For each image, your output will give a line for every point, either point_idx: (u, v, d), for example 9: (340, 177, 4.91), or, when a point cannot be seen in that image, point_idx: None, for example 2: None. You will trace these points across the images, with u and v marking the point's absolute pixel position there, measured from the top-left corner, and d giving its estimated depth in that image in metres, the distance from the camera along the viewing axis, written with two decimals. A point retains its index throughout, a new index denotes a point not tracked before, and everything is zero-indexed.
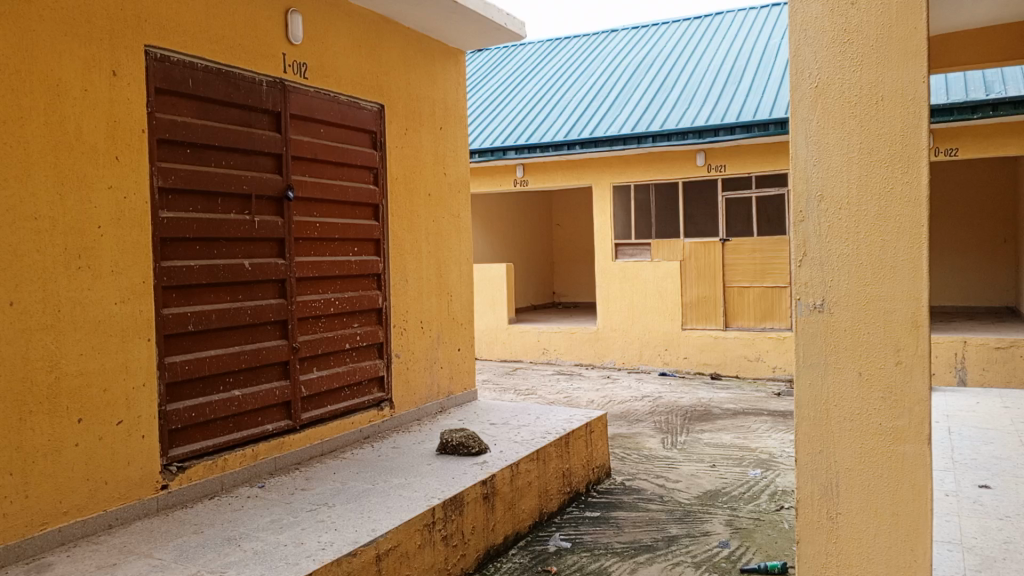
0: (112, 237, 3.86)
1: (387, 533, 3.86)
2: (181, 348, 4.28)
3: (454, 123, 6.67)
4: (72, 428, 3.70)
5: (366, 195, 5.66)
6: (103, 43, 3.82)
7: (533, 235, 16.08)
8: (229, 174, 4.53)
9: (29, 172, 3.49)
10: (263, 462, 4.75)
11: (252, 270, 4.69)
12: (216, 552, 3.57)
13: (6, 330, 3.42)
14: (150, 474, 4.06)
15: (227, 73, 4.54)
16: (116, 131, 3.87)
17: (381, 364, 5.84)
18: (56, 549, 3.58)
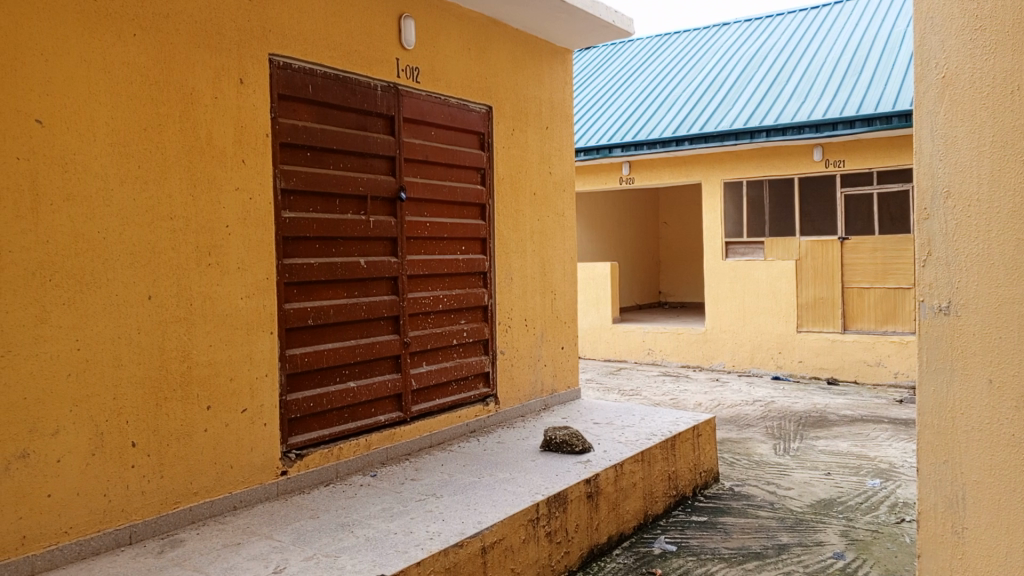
0: (239, 235, 4.11)
1: (492, 527, 3.93)
2: (301, 341, 4.51)
3: (560, 122, 6.70)
4: (202, 415, 3.96)
5: (473, 194, 5.77)
6: (232, 53, 4.07)
7: (640, 234, 15.89)
8: (346, 175, 4.74)
9: (166, 176, 3.77)
10: (375, 452, 4.93)
11: (367, 268, 4.88)
12: (331, 536, 3.75)
13: (145, 322, 3.70)
14: (271, 459, 4.30)
15: (344, 79, 4.74)
16: (243, 136, 4.12)
17: (486, 360, 5.94)
18: (187, 526, 3.85)
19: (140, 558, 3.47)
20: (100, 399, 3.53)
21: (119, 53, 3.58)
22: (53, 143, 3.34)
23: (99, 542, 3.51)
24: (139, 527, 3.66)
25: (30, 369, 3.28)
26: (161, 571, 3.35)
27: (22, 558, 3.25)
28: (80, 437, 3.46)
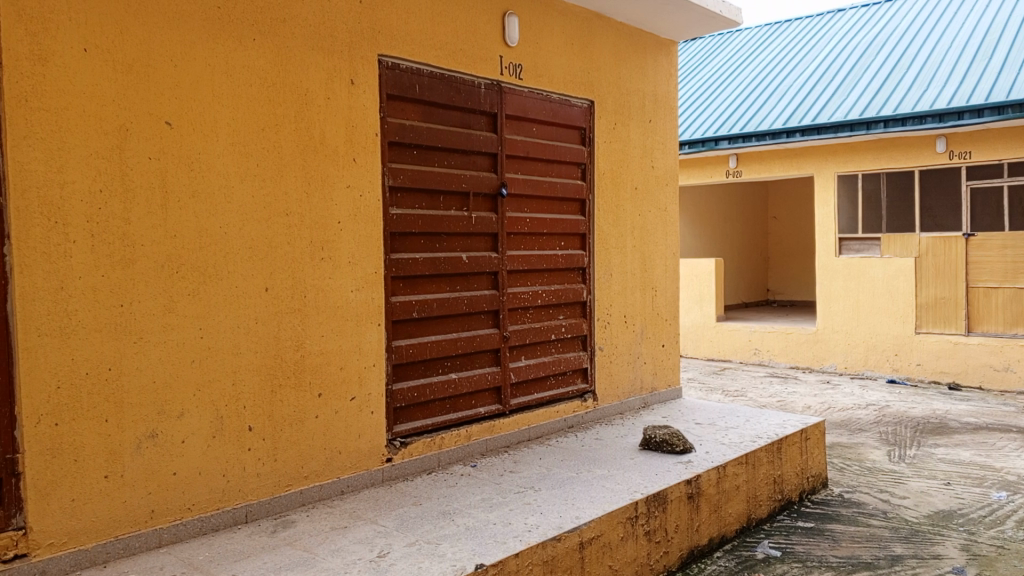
0: (349, 230, 4.28)
1: (590, 522, 3.93)
2: (406, 333, 4.65)
3: (664, 115, 6.60)
4: (313, 402, 4.15)
5: (574, 190, 5.77)
6: (344, 55, 4.23)
7: (746, 229, 15.43)
8: (450, 172, 4.84)
9: (281, 174, 3.96)
10: (475, 443, 5.02)
11: (469, 263, 4.97)
12: (432, 524, 3.85)
13: (262, 312, 3.91)
14: (376, 447, 4.46)
15: (450, 78, 4.84)
16: (353, 134, 4.28)
17: (585, 355, 5.94)
18: (298, 508, 4.05)
19: (255, 536, 3.68)
20: (221, 384, 3.76)
21: (239, 57, 3.78)
22: (180, 143, 3.57)
23: (218, 518, 3.74)
24: (254, 506, 3.88)
25: (159, 355, 3.53)
26: (274, 549, 3.54)
27: (151, 530, 3.51)
28: (203, 420, 3.70)
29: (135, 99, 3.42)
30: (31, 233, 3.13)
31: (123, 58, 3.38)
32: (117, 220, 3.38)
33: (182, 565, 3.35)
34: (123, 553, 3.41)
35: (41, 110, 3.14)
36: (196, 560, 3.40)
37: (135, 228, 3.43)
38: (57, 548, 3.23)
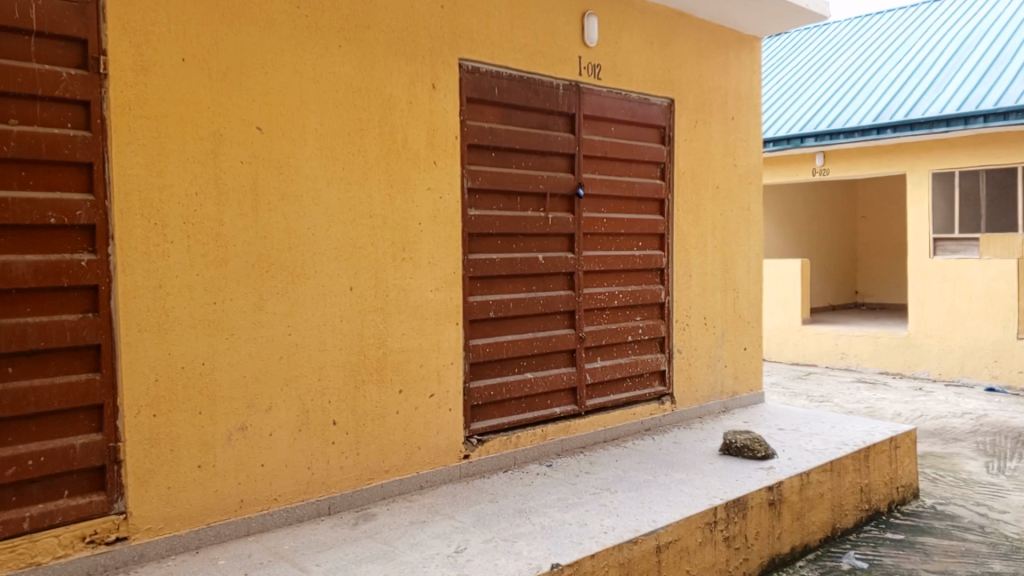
0: (429, 231, 4.36)
1: (668, 526, 3.89)
2: (483, 333, 4.70)
3: (747, 113, 6.45)
4: (394, 398, 4.25)
5: (652, 189, 5.71)
6: (426, 59, 4.32)
7: (834, 229, 14.91)
8: (528, 173, 4.87)
9: (365, 176, 4.07)
10: (551, 443, 5.04)
11: (545, 263, 4.98)
12: (509, 522, 3.89)
13: (346, 311, 4.03)
14: (455, 444, 4.53)
15: (528, 80, 4.87)
16: (434, 137, 4.37)
17: (663, 357, 5.87)
18: (379, 502, 4.16)
19: (337, 528, 3.80)
20: (307, 380, 3.89)
21: (326, 64, 3.91)
22: (270, 148, 3.72)
23: (303, 509, 3.88)
24: (337, 499, 4.00)
25: (249, 351, 3.69)
26: (355, 541, 3.64)
27: (239, 519, 3.67)
28: (290, 413, 3.84)
29: (228, 106, 3.58)
30: (133, 234, 3.32)
31: (218, 66, 3.54)
32: (211, 222, 3.54)
33: (268, 553, 3.49)
34: (214, 540, 3.58)
35: (143, 118, 3.33)
36: (282, 549, 3.53)
37: (227, 229, 3.60)
38: (155, 533, 3.42)
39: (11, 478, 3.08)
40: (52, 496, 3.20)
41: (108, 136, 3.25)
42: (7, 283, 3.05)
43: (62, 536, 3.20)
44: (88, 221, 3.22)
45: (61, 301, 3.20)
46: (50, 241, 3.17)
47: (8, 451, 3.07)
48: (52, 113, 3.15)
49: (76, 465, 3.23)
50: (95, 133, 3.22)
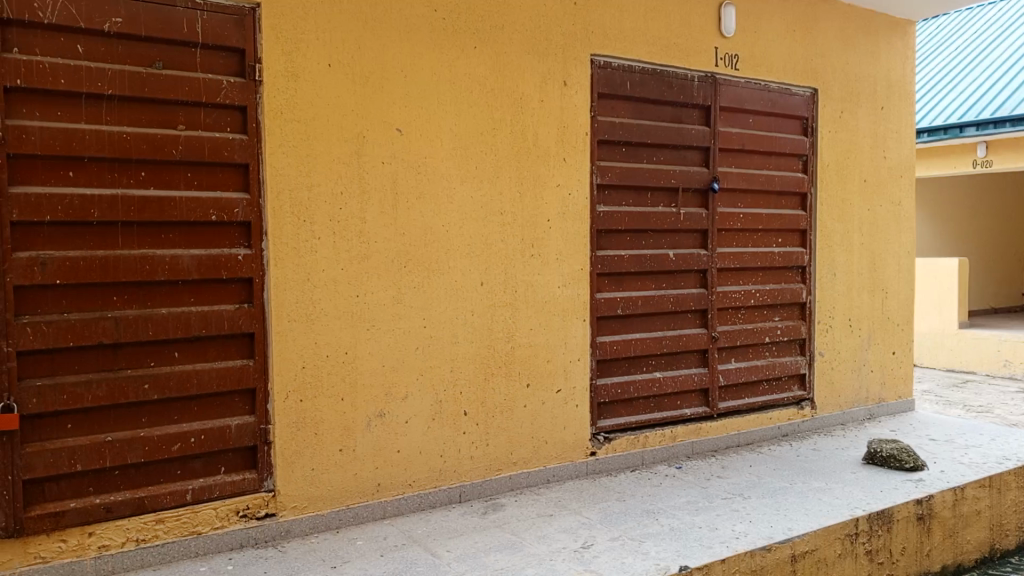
0: (559, 228, 4.39)
1: (804, 536, 3.72)
2: (611, 330, 4.68)
3: (899, 101, 6.06)
4: (523, 392, 4.31)
5: (792, 183, 5.47)
6: (558, 57, 4.35)
7: (998, 226, 13.70)
8: (660, 168, 4.79)
9: (497, 174, 4.15)
10: (680, 444, 4.95)
11: (676, 260, 4.89)
12: (636, 521, 3.85)
13: (477, 305, 4.13)
14: (582, 440, 4.54)
15: (662, 73, 4.79)
16: (565, 134, 4.39)
17: (803, 360, 5.61)
18: (507, 493, 4.24)
19: (467, 516, 3.91)
20: (440, 371, 4.02)
21: (461, 65, 4.01)
22: (408, 147, 3.87)
23: (435, 496, 4.01)
24: (467, 487, 4.11)
25: (386, 342, 3.85)
26: (485, 530, 3.73)
27: (376, 502, 3.84)
28: (423, 403, 3.98)
29: (369, 108, 3.75)
30: (284, 231, 3.55)
31: (361, 70, 3.72)
32: (353, 219, 3.73)
33: (402, 537, 3.63)
34: (353, 520, 3.77)
35: (293, 121, 3.55)
36: (415, 534, 3.67)
37: (368, 226, 3.77)
38: (300, 511, 3.64)
39: (176, 453, 3.36)
40: (211, 471, 3.47)
41: (263, 139, 3.49)
42: (175, 275, 3.32)
43: (219, 508, 3.46)
44: (245, 218, 3.47)
45: (221, 292, 3.46)
46: (211, 236, 3.43)
47: (174, 428, 3.36)
48: (214, 119, 3.41)
49: (232, 443, 3.49)
50: (251, 136, 3.46)
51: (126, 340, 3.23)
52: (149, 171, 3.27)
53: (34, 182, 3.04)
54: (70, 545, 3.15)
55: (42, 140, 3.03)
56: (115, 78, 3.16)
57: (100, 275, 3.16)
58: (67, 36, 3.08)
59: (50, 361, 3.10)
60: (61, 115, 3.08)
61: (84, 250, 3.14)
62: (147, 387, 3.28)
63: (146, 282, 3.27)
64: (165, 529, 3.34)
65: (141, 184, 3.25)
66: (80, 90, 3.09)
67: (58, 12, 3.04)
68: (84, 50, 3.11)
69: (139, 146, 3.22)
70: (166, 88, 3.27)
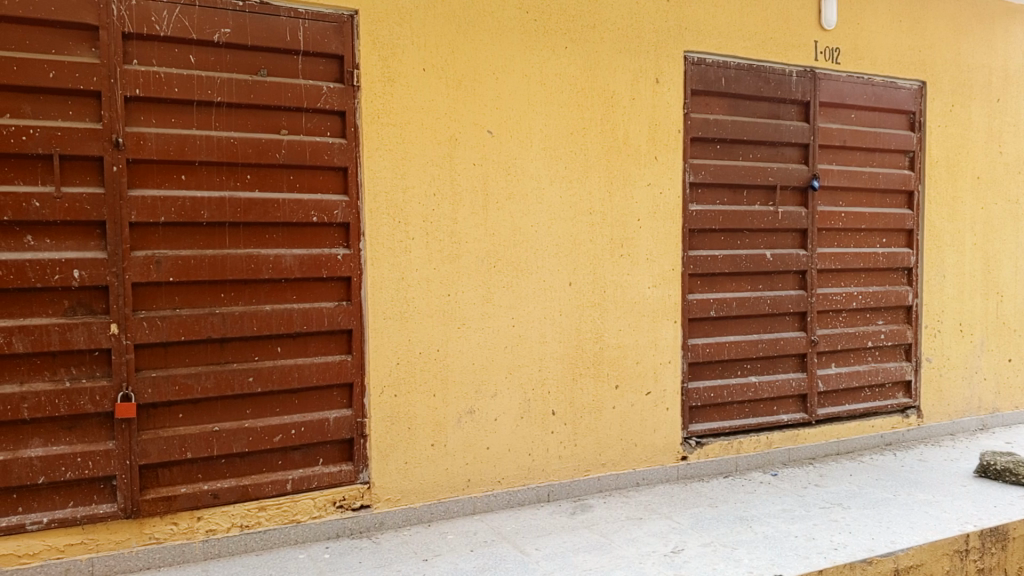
0: (649, 227, 4.34)
1: (909, 550, 3.54)
2: (704, 332, 4.59)
3: (1017, 92, 5.70)
4: (612, 393, 4.28)
5: (898, 181, 5.23)
6: (651, 54, 4.30)
7: None
8: (755, 166, 4.67)
9: (587, 174, 4.15)
10: (776, 451, 4.81)
11: (773, 261, 4.75)
12: (728, 528, 3.76)
13: (566, 304, 4.13)
14: (673, 443, 4.47)
15: (759, 68, 4.67)
16: (656, 132, 4.34)
17: (908, 366, 5.35)
18: (596, 494, 4.22)
19: (556, 515, 3.91)
20: (529, 370, 4.04)
21: (552, 65, 4.03)
22: (499, 148, 3.91)
23: (524, 494, 4.04)
24: (556, 487, 4.12)
25: (477, 340, 3.90)
26: (573, 530, 3.72)
27: (466, 497, 3.90)
28: (513, 401, 4.01)
29: (462, 111, 3.81)
30: (380, 231, 3.65)
31: (454, 73, 3.78)
32: (446, 220, 3.80)
33: (491, 533, 3.67)
34: (443, 515, 3.84)
35: (389, 125, 3.65)
36: (504, 531, 3.70)
37: (459, 226, 3.83)
38: (393, 503, 3.74)
39: (278, 444, 3.50)
40: (310, 462, 3.60)
41: (361, 142, 3.60)
42: (279, 274, 3.47)
43: (317, 498, 3.59)
44: (343, 219, 3.58)
45: (320, 290, 3.59)
46: (312, 236, 3.56)
47: (276, 420, 3.50)
48: (315, 123, 3.54)
49: (330, 436, 3.61)
50: (349, 140, 3.58)
51: (233, 335, 3.39)
52: (254, 173, 3.43)
53: (151, 184, 3.24)
54: (180, 528, 3.33)
55: (157, 145, 3.21)
56: (224, 86, 3.33)
57: (209, 273, 3.33)
58: (181, 48, 3.27)
59: (164, 354, 3.29)
60: (175, 122, 3.27)
61: (195, 249, 3.32)
62: (252, 380, 3.43)
63: (251, 280, 3.43)
64: (267, 517, 3.49)
65: (247, 186, 3.41)
66: (192, 97, 3.27)
67: (173, 25, 3.23)
68: (196, 60, 3.29)
69: (246, 151, 3.38)
70: (271, 95, 3.42)
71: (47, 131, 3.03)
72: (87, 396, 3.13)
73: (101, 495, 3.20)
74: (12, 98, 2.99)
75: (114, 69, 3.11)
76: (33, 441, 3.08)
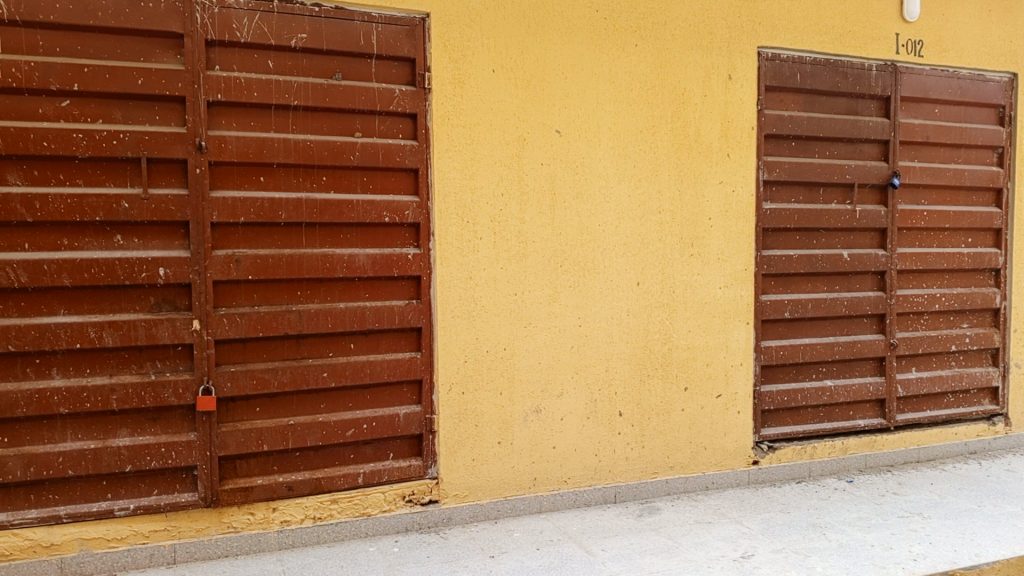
0: (720, 227, 4.27)
1: (995, 563, 3.39)
2: (778, 334, 4.48)
3: None
4: (681, 395, 4.22)
5: (986, 177, 5.00)
6: (723, 50, 4.23)
7: None
8: (832, 163, 4.54)
9: (657, 173, 4.11)
10: (852, 457, 4.66)
11: (851, 261, 4.60)
12: (801, 535, 3.67)
13: (635, 305, 4.10)
14: (744, 447, 4.38)
15: (837, 63, 4.53)
16: (728, 129, 4.26)
17: (995, 372, 5.11)
18: (664, 497, 4.18)
19: (623, 517, 3.89)
20: (596, 369, 4.03)
21: (622, 64, 4.00)
22: (567, 148, 3.91)
23: (590, 495, 4.02)
24: (623, 488, 4.09)
25: (544, 339, 3.91)
26: (640, 532, 3.69)
27: (533, 496, 3.91)
28: (580, 401, 4.00)
29: (531, 110, 3.83)
30: (449, 231, 3.70)
31: (524, 73, 3.80)
32: (514, 220, 3.82)
33: (558, 532, 3.67)
34: (510, 512, 3.86)
35: (459, 126, 3.69)
36: (570, 531, 3.70)
37: (527, 226, 3.85)
38: (460, 499, 3.78)
39: (350, 438, 3.58)
40: (380, 457, 3.67)
41: (431, 144, 3.65)
42: (352, 272, 3.55)
43: (386, 492, 3.66)
44: (414, 219, 3.64)
45: (391, 288, 3.66)
46: (384, 236, 3.63)
47: (348, 414, 3.59)
48: (387, 126, 3.61)
49: (400, 432, 3.67)
50: (420, 141, 3.64)
51: (308, 331, 3.49)
52: (329, 175, 3.52)
53: (231, 186, 3.36)
54: (257, 518, 3.44)
55: (238, 148, 3.33)
56: (300, 90, 3.42)
57: (286, 271, 3.43)
58: (260, 53, 3.38)
59: (243, 349, 3.42)
60: (254, 126, 3.39)
61: (273, 248, 3.43)
62: (325, 375, 3.52)
63: (326, 278, 3.52)
64: (339, 510, 3.58)
65: (322, 188, 3.50)
66: (270, 102, 3.38)
67: (253, 32, 3.34)
68: (274, 65, 3.40)
69: (321, 153, 3.47)
70: (346, 98, 3.50)
71: (135, 134, 3.18)
72: (171, 389, 3.27)
73: (183, 484, 3.33)
74: (103, 104, 3.15)
75: (198, 75, 3.24)
76: (121, 431, 3.24)
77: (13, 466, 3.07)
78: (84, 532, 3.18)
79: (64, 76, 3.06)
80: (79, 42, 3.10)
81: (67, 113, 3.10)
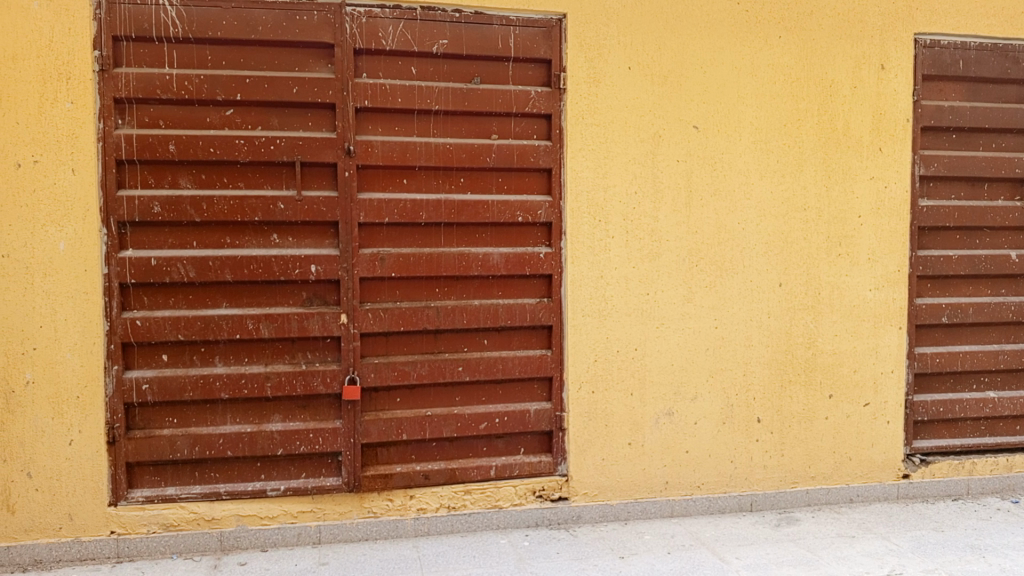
0: (871, 225, 4.04)
1: None
2: (934, 340, 4.19)
3: None
4: (824, 402, 4.03)
5: None
6: (875, 39, 4.00)
7: None
8: (999, 156, 4.19)
9: (801, 168, 3.94)
10: (1017, 475, 4.28)
11: (1020, 262, 4.23)
12: (957, 556, 3.42)
13: (775, 307, 3.95)
14: (893, 460, 4.13)
15: (1006, 47, 4.17)
16: (880, 122, 4.02)
17: None
18: (803, 507, 4.01)
19: (759, 526, 3.76)
20: (732, 373, 3.92)
21: (765, 56, 3.86)
22: (705, 145, 3.83)
23: (725, 501, 3.92)
24: (760, 496, 3.96)
25: (677, 340, 3.85)
26: (778, 542, 3.56)
27: (664, 499, 3.86)
28: (714, 404, 3.91)
29: (668, 108, 3.77)
30: (583, 231, 3.71)
31: (661, 70, 3.75)
32: (649, 219, 3.78)
33: (690, 538, 3.61)
34: (641, 514, 3.83)
35: (594, 125, 3.69)
36: (702, 537, 3.62)
37: (661, 225, 3.80)
38: (590, 498, 3.79)
39: (483, 432, 3.67)
40: (513, 451, 3.74)
41: (565, 143, 3.68)
42: (487, 271, 3.63)
43: (518, 487, 3.71)
44: (548, 219, 3.68)
45: (525, 287, 3.72)
46: (518, 235, 3.69)
47: (481, 408, 3.68)
48: (523, 127, 3.67)
49: (532, 427, 3.72)
50: (555, 141, 3.67)
51: (446, 327, 3.61)
52: (467, 177, 3.62)
53: (377, 188, 3.52)
54: (395, 505, 3.59)
55: (383, 152, 3.49)
56: (441, 95, 3.54)
57: (426, 269, 3.56)
58: (404, 60, 3.52)
59: (386, 343, 3.57)
60: (398, 130, 3.53)
61: (414, 247, 3.57)
62: (461, 369, 3.62)
63: (463, 276, 3.62)
64: (472, 501, 3.67)
65: (460, 189, 3.61)
66: (414, 107, 3.51)
67: (398, 39, 3.48)
68: (417, 71, 3.54)
69: (459, 155, 3.58)
70: (484, 101, 3.59)
71: (290, 140, 3.39)
72: (319, 378, 3.48)
73: (329, 469, 3.53)
74: (262, 112, 3.39)
75: (347, 82, 3.42)
76: (274, 416, 3.47)
77: (181, 445, 3.36)
78: (241, 509, 3.44)
79: (229, 87, 3.32)
80: (242, 55, 3.35)
81: (231, 121, 3.36)
